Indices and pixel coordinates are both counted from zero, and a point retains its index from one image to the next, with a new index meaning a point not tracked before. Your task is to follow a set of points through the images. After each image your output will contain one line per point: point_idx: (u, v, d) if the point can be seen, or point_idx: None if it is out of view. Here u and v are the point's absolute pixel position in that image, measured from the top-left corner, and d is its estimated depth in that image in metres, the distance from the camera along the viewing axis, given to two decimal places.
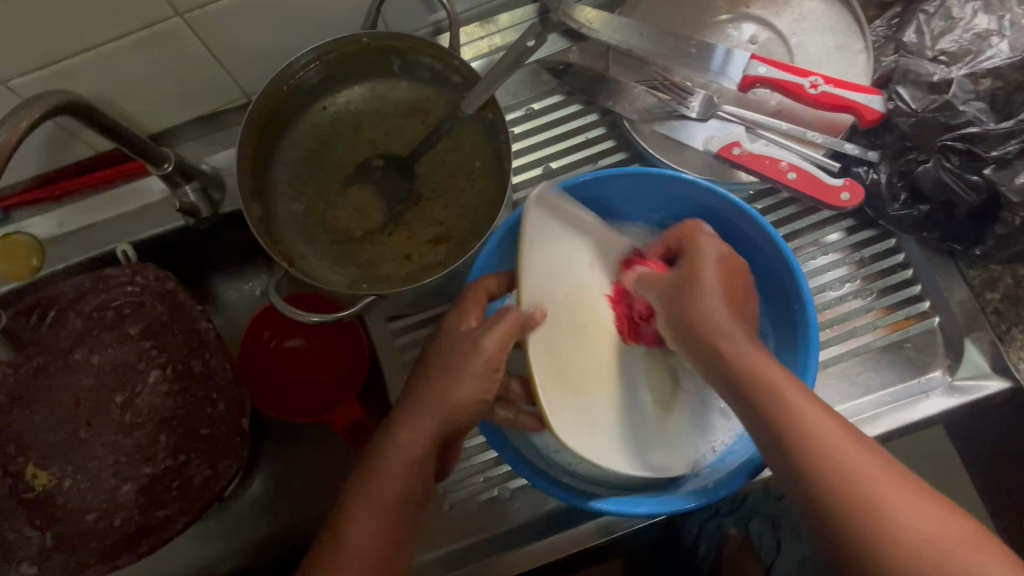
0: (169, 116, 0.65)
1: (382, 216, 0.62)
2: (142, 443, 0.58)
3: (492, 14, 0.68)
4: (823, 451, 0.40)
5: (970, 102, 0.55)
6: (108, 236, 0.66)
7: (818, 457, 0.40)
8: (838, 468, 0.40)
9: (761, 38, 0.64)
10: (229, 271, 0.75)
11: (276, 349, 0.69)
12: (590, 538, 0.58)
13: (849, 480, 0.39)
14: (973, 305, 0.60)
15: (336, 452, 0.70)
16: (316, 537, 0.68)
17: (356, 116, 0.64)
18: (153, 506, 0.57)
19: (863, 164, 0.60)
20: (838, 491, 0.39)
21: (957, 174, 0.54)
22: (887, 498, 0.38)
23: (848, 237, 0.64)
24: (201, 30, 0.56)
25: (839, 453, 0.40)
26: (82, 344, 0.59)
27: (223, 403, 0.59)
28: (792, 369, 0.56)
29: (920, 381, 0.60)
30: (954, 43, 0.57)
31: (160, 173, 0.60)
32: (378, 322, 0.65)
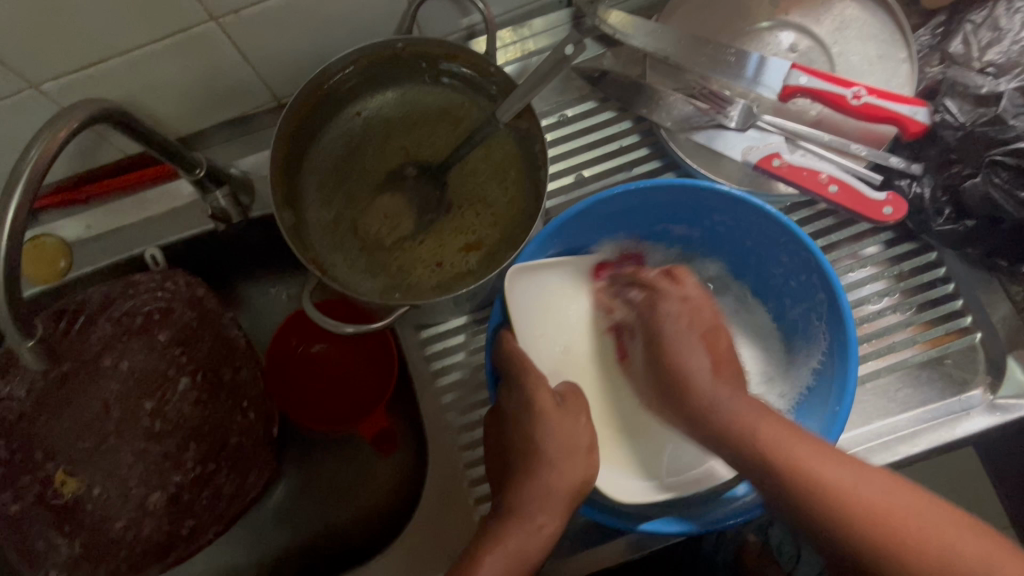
0: (198, 119, 0.65)
1: (413, 224, 0.62)
2: (170, 452, 0.57)
3: (525, 19, 0.67)
4: (847, 496, 0.43)
5: (1021, 117, 0.53)
6: (136, 239, 0.66)
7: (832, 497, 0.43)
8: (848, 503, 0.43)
9: (801, 46, 0.63)
10: (255, 274, 0.74)
11: (302, 356, 0.68)
12: (622, 554, 0.58)
13: (872, 515, 0.42)
14: (1017, 321, 0.59)
15: (362, 459, 0.70)
16: (341, 546, 0.67)
17: (388, 122, 0.64)
18: (182, 515, 0.57)
19: (906, 177, 0.59)
20: (855, 519, 0.43)
21: (1007, 190, 0.52)
22: (907, 529, 0.41)
23: (887, 250, 0.63)
24: (234, 35, 0.56)
25: (844, 488, 0.44)
26: (112, 349, 0.59)
27: (253, 413, 0.60)
28: (823, 390, 0.56)
29: (960, 400, 0.59)
30: (1001, 55, 0.56)
31: (192, 178, 0.59)
32: (409, 331, 0.65)
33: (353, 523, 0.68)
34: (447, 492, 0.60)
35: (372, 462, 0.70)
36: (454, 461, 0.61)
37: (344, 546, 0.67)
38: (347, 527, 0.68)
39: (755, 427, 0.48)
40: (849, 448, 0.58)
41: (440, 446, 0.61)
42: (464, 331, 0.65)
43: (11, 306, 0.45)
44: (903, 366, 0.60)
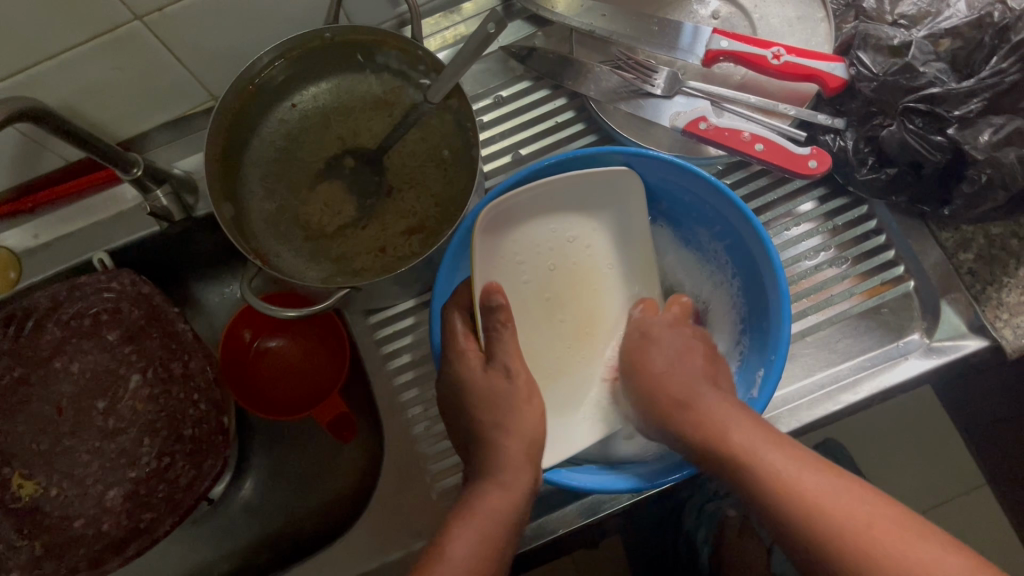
0: (138, 123, 0.66)
1: (354, 210, 0.63)
2: (126, 448, 0.58)
3: (455, 4, 0.69)
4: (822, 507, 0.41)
5: (930, 64, 0.55)
6: (83, 244, 0.66)
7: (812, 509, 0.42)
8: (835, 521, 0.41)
9: (723, 13, 0.64)
10: (209, 274, 0.75)
11: (256, 350, 0.69)
12: (577, 518, 0.58)
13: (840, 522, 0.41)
14: (947, 267, 0.59)
15: (324, 449, 0.71)
16: (306, 538, 0.68)
17: (324, 111, 0.64)
18: (139, 509, 0.57)
19: (830, 133, 0.60)
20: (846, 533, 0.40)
21: (921, 135, 0.54)
22: (875, 538, 0.40)
23: (821, 206, 0.64)
24: (161, 33, 0.57)
25: (831, 502, 0.41)
26: (62, 352, 0.60)
27: (205, 403, 0.60)
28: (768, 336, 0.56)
29: (898, 346, 0.60)
30: (913, 6, 0.58)
31: (131, 178, 0.60)
32: (358, 317, 0.66)
33: (318, 512, 0.69)
34: (404, 472, 0.61)
35: (336, 451, 0.71)
36: (409, 440, 0.62)
37: (310, 535, 0.68)
38: (313, 514, 0.69)
39: (724, 426, 0.47)
40: (794, 400, 0.59)
41: (395, 428, 0.62)
42: (412, 314, 0.66)
43: None
44: (842, 317, 0.61)
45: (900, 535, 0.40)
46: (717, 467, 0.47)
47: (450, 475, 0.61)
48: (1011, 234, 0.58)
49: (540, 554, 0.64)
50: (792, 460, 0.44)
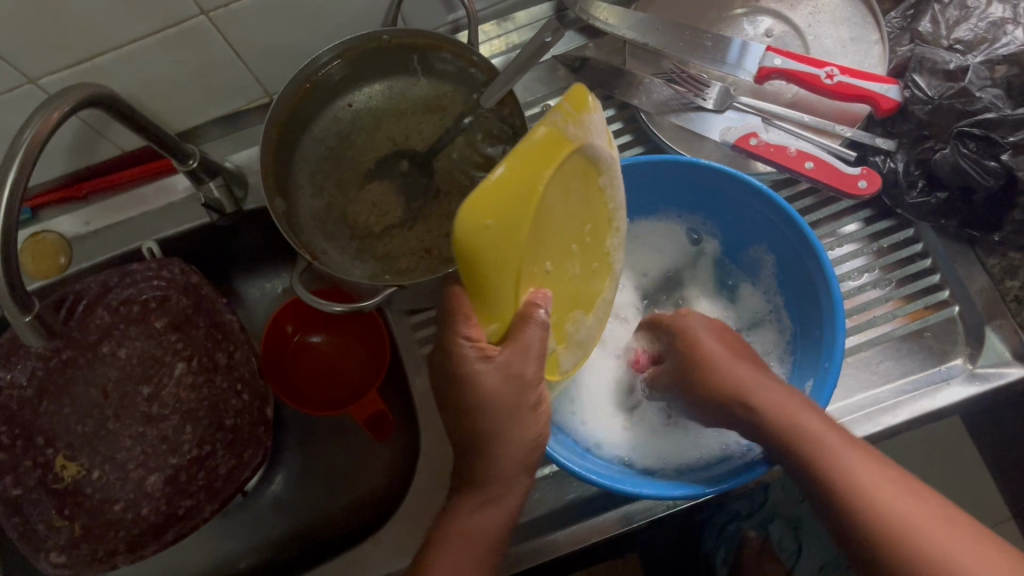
0: (194, 116, 0.67)
1: (401, 212, 0.63)
2: (167, 435, 0.59)
3: (509, 13, 0.70)
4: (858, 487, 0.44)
5: (986, 89, 0.55)
6: (134, 233, 0.67)
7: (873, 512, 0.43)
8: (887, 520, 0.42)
9: (776, 32, 0.65)
10: (252, 269, 0.76)
11: (299, 343, 0.70)
12: (612, 527, 0.59)
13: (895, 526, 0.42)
14: (994, 293, 0.60)
15: (358, 446, 0.71)
16: (337, 532, 0.69)
17: (375, 113, 0.65)
18: (178, 496, 0.58)
19: (881, 154, 0.60)
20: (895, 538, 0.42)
21: (976, 160, 0.54)
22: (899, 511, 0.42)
23: (865, 228, 0.64)
24: (224, 29, 0.58)
25: (871, 488, 0.44)
26: (110, 337, 0.60)
27: (248, 394, 0.61)
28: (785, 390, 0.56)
29: (941, 370, 0.60)
30: (969, 31, 0.58)
31: (185, 169, 0.61)
32: (400, 317, 0.66)
33: (350, 509, 0.69)
34: (440, 473, 0.61)
35: (369, 450, 0.71)
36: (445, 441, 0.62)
37: (340, 532, 0.68)
38: (344, 511, 0.70)
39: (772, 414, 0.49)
40: (833, 419, 0.59)
41: (432, 427, 0.62)
42: None
43: (7, 281, 0.46)
44: (884, 338, 0.61)
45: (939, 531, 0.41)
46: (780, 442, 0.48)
47: None
48: None
49: (567, 561, 0.64)
50: (866, 467, 0.45)
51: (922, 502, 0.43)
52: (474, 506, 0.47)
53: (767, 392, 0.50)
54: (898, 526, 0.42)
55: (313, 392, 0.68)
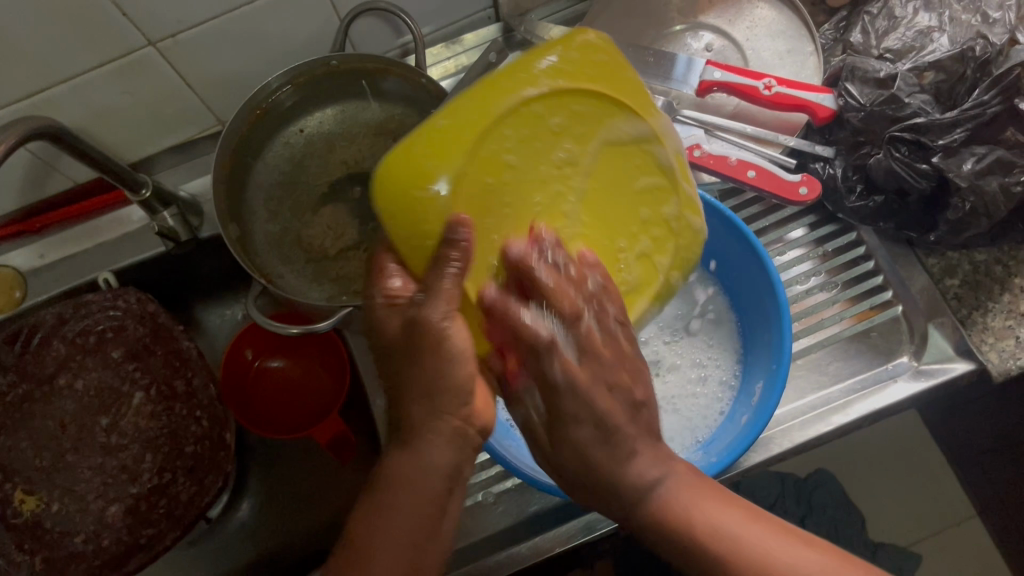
0: (146, 146, 0.67)
1: (356, 235, 0.64)
2: (128, 464, 0.59)
3: (457, 35, 0.71)
4: (743, 547, 0.42)
5: (914, 95, 0.57)
6: (89, 264, 0.67)
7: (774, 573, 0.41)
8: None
9: (716, 46, 0.67)
10: (211, 296, 0.76)
11: (259, 370, 0.70)
12: (576, 536, 0.59)
13: None
14: (934, 292, 0.61)
15: (323, 469, 0.72)
16: (305, 555, 0.69)
17: (328, 137, 0.66)
18: (139, 526, 0.57)
19: (819, 161, 0.62)
20: None
21: (908, 163, 0.56)
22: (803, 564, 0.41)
23: (811, 233, 0.66)
24: (172, 58, 0.58)
25: (754, 546, 0.42)
26: (66, 369, 0.60)
27: (207, 420, 0.60)
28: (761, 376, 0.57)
29: (888, 368, 0.61)
30: (898, 40, 0.60)
31: (138, 199, 0.61)
32: (358, 337, 0.67)
33: (316, 532, 0.69)
34: None
35: (334, 472, 0.71)
36: None
37: (309, 554, 0.69)
38: (311, 535, 0.69)
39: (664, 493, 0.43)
40: (785, 422, 0.60)
41: None
42: None
43: None
44: (831, 339, 0.63)
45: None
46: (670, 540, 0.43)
47: None
48: (995, 261, 0.60)
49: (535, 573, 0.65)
50: (740, 519, 0.43)
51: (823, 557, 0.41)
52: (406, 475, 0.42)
53: (690, 496, 0.43)
54: None
55: (274, 419, 0.68)
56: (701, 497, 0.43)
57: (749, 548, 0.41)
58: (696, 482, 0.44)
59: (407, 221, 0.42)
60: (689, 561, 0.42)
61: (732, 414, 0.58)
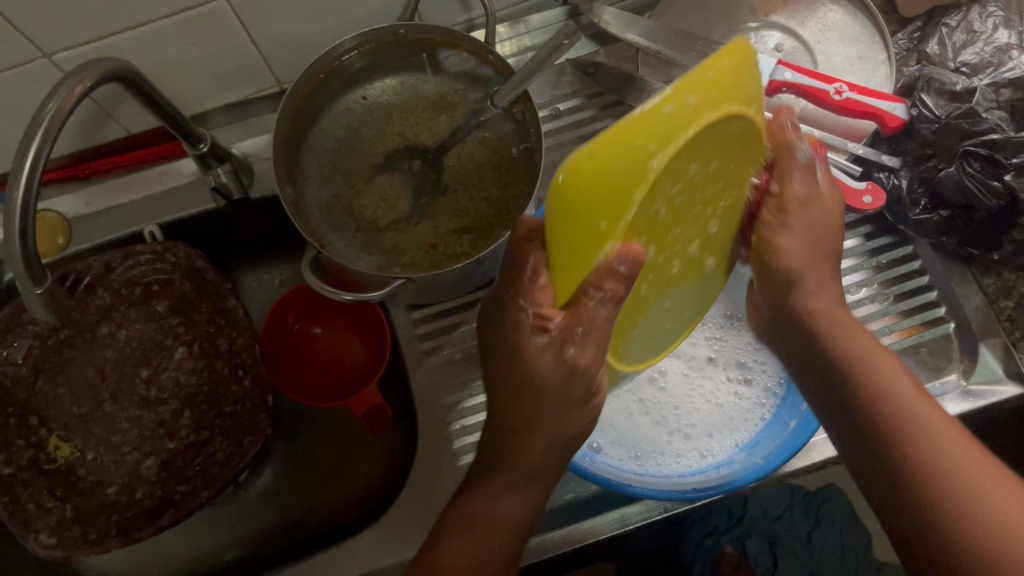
0: (203, 101, 0.66)
1: (408, 207, 0.63)
2: (165, 418, 0.58)
3: (523, 15, 0.70)
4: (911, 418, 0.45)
5: (992, 111, 0.56)
6: (138, 216, 0.67)
7: (921, 442, 0.44)
8: (927, 454, 0.44)
9: (786, 46, 0.66)
10: (252, 258, 0.76)
11: (299, 333, 0.70)
12: (605, 530, 0.59)
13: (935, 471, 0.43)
14: (988, 313, 0.61)
15: (352, 440, 0.71)
16: (328, 525, 0.69)
17: (387, 106, 0.65)
18: (173, 481, 0.57)
19: (885, 170, 0.61)
20: (934, 478, 0.43)
21: (980, 179, 0.55)
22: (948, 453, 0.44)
23: (866, 243, 0.65)
24: (243, 15, 0.58)
25: (926, 421, 0.45)
26: (110, 318, 0.59)
27: (249, 380, 0.60)
28: None
29: (935, 385, 0.60)
30: (976, 55, 0.59)
31: (195, 152, 0.61)
32: (401, 311, 0.66)
33: (342, 503, 0.69)
34: (436, 468, 0.61)
35: (362, 444, 0.71)
36: (441, 438, 0.62)
37: (331, 525, 0.68)
38: (334, 506, 0.69)
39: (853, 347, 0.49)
40: None
41: (430, 422, 0.63)
42: (464, 311, 0.66)
43: (23, 251, 0.46)
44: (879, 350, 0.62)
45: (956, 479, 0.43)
46: (843, 388, 0.48)
47: None
48: None
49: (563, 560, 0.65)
50: (918, 400, 0.46)
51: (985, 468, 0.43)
52: (510, 485, 0.49)
53: (876, 365, 0.47)
54: (944, 474, 0.43)
55: (306, 386, 0.68)
56: (882, 366, 0.48)
57: (925, 426, 0.45)
58: (884, 360, 0.48)
59: (575, 251, 0.36)
60: (852, 403, 0.47)
61: (773, 425, 0.57)
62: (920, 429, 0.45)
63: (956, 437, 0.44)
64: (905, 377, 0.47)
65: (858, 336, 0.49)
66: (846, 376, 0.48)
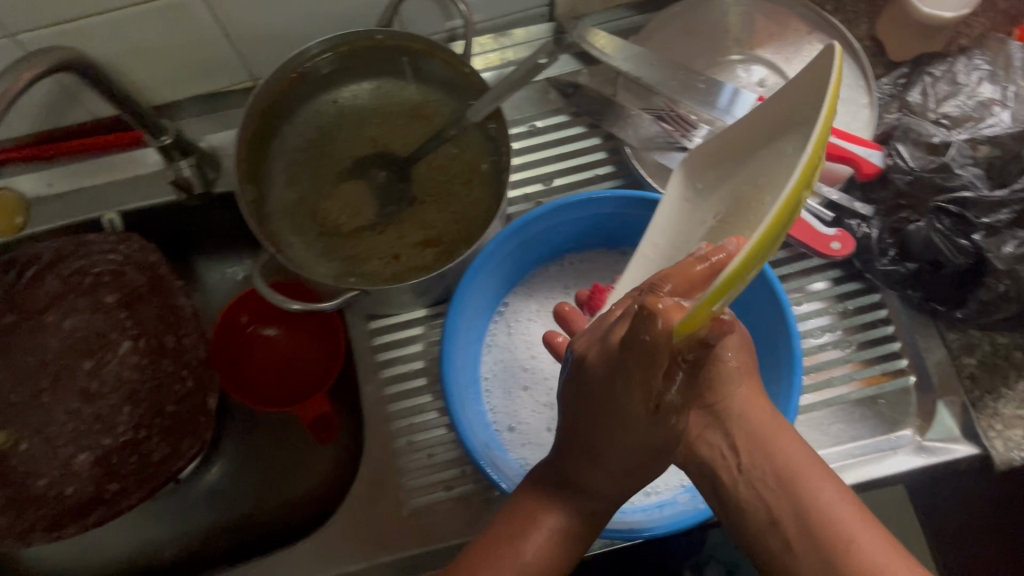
0: (174, 91, 0.65)
1: (373, 215, 0.62)
2: (104, 413, 0.57)
3: (507, 28, 0.69)
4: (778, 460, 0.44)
5: (966, 167, 0.56)
6: (98, 202, 0.65)
7: (789, 477, 0.44)
8: (798, 492, 0.43)
9: (770, 82, 0.64)
10: (216, 251, 0.74)
11: (249, 336, 0.68)
12: None
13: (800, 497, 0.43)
14: (950, 368, 0.60)
15: (300, 445, 0.70)
16: (269, 530, 0.67)
17: (360, 110, 0.64)
18: (106, 479, 0.55)
19: (856, 218, 0.60)
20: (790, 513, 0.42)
21: (948, 236, 0.55)
22: (807, 483, 0.43)
23: (834, 288, 0.65)
24: (215, 8, 0.57)
25: (802, 470, 0.44)
26: (58, 306, 0.59)
27: (192, 381, 0.58)
28: None
29: (889, 438, 0.59)
30: (958, 107, 0.59)
31: (158, 144, 0.59)
32: (358, 320, 0.65)
33: (285, 508, 0.68)
34: (379, 483, 0.60)
35: (310, 450, 0.70)
36: (388, 453, 0.61)
37: (273, 528, 0.67)
38: (277, 509, 0.68)
39: (751, 410, 0.46)
40: None
41: (378, 435, 0.62)
42: (422, 324, 0.65)
43: None
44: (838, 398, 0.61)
45: (827, 501, 0.42)
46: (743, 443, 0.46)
47: (424, 494, 0.60)
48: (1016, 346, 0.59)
49: None
50: (805, 456, 0.44)
51: (840, 494, 0.42)
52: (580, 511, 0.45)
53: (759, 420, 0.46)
54: (808, 511, 0.42)
55: (258, 388, 0.67)
56: (755, 406, 0.47)
57: (796, 465, 0.44)
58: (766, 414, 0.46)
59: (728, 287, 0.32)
60: (750, 460, 0.45)
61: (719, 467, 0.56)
62: (781, 466, 0.44)
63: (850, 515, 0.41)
64: (799, 442, 0.45)
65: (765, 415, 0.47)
66: (754, 446, 0.45)
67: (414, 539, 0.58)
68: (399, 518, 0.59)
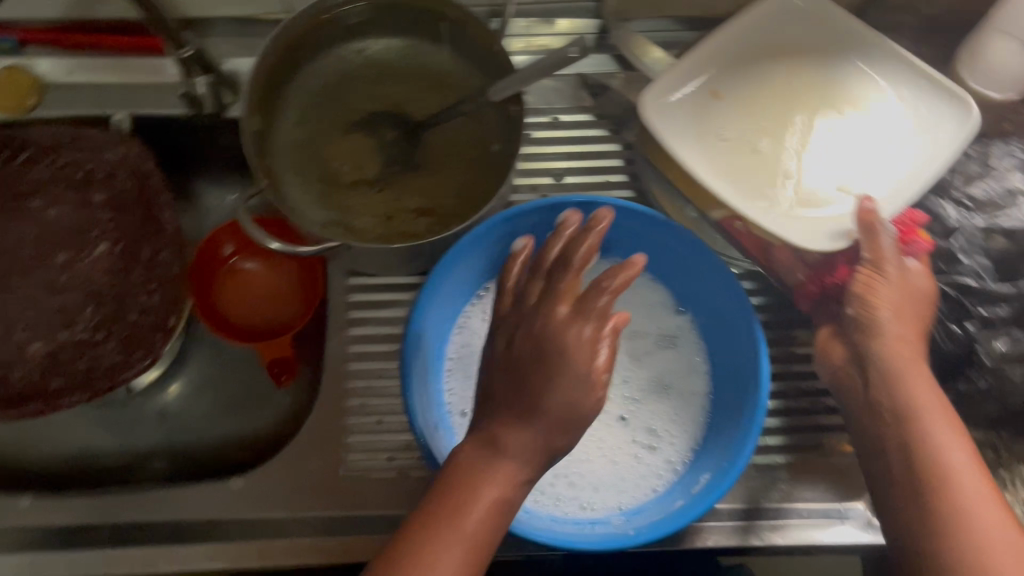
0: (207, 7, 0.64)
1: (375, 172, 0.61)
2: (66, 307, 0.57)
3: (552, 15, 0.68)
4: (944, 462, 0.47)
5: (975, 256, 0.55)
6: (110, 101, 0.65)
7: (936, 475, 0.47)
8: (949, 491, 0.46)
9: None
10: (221, 176, 0.73)
11: (231, 267, 0.68)
12: None
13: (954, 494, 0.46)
14: None
15: (260, 384, 0.70)
16: (211, 459, 0.67)
17: (385, 65, 0.63)
18: (52, 372, 0.55)
19: None
20: (955, 517, 0.45)
21: (941, 320, 0.54)
22: (961, 486, 0.46)
23: None
24: None
25: (954, 470, 0.47)
26: (44, 193, 0.59)
27: (158, 296, 0.57)
28: (712, 468, 0.53)
29: (841, 507, 0.58)
30: (984, 191, 0.57)
31: (178, 54, 0.59)
32: (339, 273, 0.64)
33: (233, 442, 0.68)
34: (324, 438, 0.60)
35: (269, 391, 0.69)
36: (338, 410, 0.61)
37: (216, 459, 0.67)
38: (224, 441, 0.68)
39: (913, 403, 0.50)
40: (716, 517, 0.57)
41: (333, 390, 0.61)
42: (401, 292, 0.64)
43: None
44: (798, 458, 0.60)
45: (979, 506, 0.46)
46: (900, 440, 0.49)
47: (364, 458, 0.59)
48: (987, 445, 0.56)
49: None
50: (964, 457, 0.47)
51: (985, 501, 0.46)
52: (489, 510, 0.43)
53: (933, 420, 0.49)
54: (953, 516, 0.45)
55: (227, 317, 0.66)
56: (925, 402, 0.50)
57: (949, 464, 0.47)
58: (945, 419, 0.49)
59: None
60: (906, 451, 0.48)
61: (664, 496, 0.55)
62: (950, 475, 0.47)
63: (982, 501, 0.46)
64: (955, 435, 0.48)
65: (918, 401, 0.50)
66: (908, 438, 0.49)
67: (344, 500, 0.58)
68: (335, 476, 0.59)
